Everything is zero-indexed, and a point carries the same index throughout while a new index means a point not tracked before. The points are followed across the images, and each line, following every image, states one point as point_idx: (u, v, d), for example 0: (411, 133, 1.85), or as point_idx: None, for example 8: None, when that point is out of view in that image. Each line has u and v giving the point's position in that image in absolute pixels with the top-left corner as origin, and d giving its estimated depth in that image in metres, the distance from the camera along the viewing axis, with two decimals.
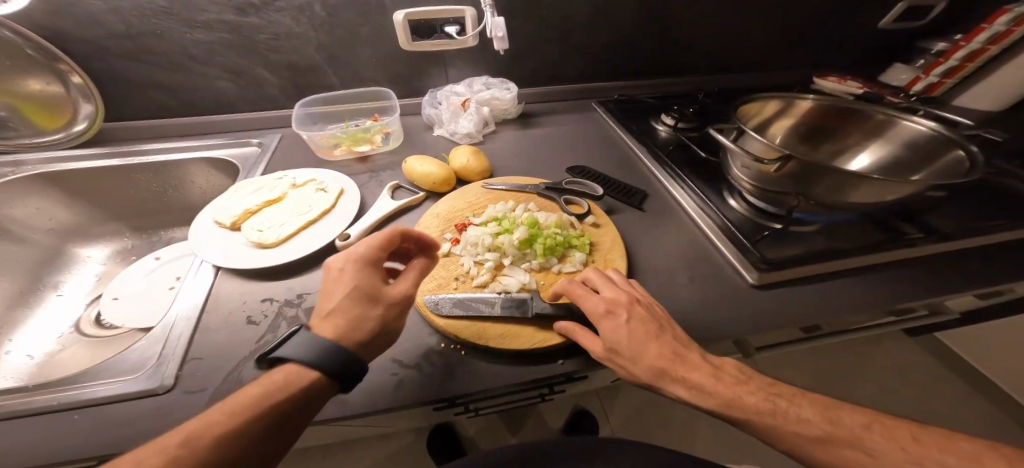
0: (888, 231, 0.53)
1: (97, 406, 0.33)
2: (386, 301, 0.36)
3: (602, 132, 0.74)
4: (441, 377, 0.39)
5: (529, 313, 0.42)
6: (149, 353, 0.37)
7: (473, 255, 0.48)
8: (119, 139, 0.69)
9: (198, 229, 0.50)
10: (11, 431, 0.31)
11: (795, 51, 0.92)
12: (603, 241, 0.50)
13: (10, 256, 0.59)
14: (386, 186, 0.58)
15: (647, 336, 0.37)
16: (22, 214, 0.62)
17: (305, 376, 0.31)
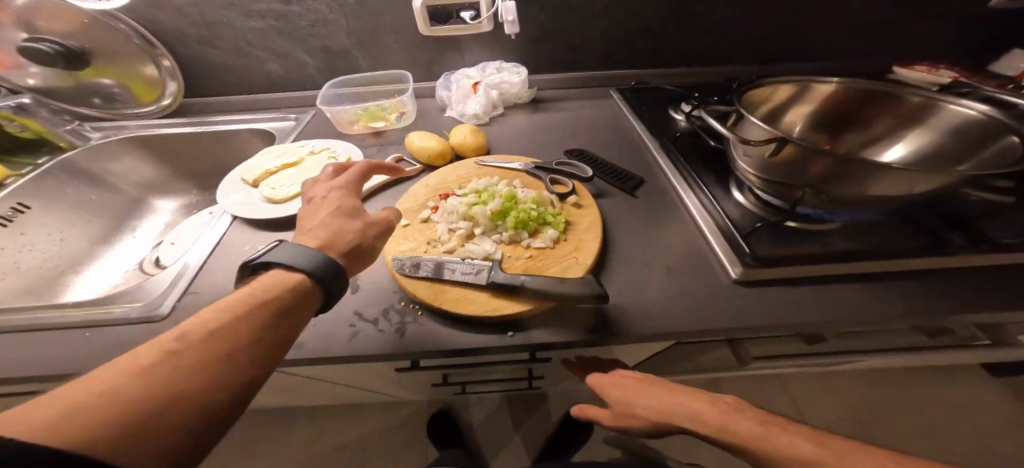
0: (926, 236, 0.45)
1: (113, 321, 0.41)
2: (365, 220, 0.40)
3: (614, 118, 0.69)
4: (392, 333, 0.42)
5: (484, 282, 0.43)
6: (160, 286, 0.45)
7: (449, 222, 0.50)
8: (197, 112, 0.82)
9: (231, 182, 0.59)
10: (54, 332, 0.40)
11: (863, 36, 0.80)
12: (580, 222, 0.49)
13: (104, 203, 0.74)
14: (389, 157, 0.63)
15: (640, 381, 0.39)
16: (119, 170, 0.77)
17: (293, 277, 0.32)
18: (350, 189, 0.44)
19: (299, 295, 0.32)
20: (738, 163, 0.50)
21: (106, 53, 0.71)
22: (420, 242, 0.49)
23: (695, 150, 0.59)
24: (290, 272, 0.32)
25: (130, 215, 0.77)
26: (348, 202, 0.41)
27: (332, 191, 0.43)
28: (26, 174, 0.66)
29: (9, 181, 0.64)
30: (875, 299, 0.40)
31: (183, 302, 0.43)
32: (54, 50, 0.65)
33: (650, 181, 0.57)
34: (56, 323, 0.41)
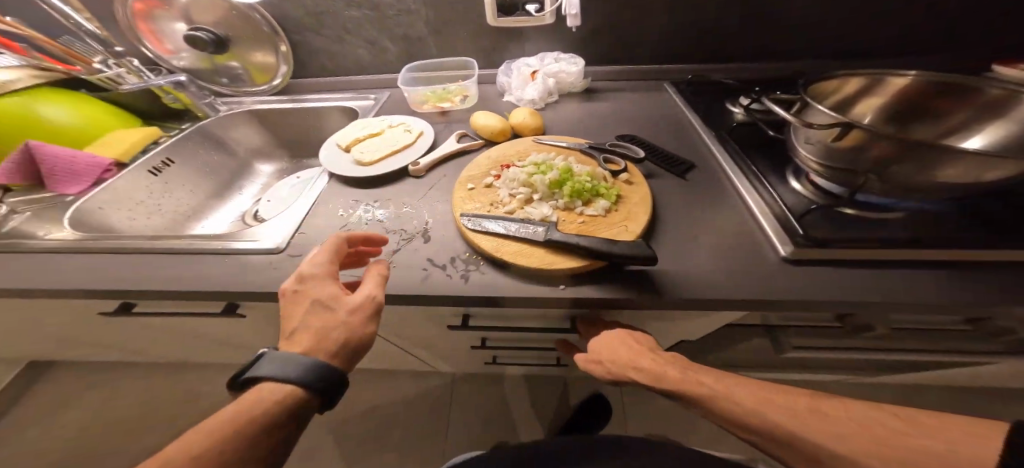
0: (993, 232, 0.44)
1: (246, 252, 0.55)
2: (345, 308, 0.40)
3: (666, 110, 0.70)
4: (457, 277, 0.48)
5: (544, 239, 0.47)
6: (279, 228, 0.58)
7: (510, 189, 0.56)
8: (298, 91, 0.96)
9: (329, 146, 0.71)
10: (210, 257, 0.56)
11: (950, 32, 0.75)
12: (631, 196, 0.53)
13: (222, 163, 0.92)
14: (455, 133, 0.70)
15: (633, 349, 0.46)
16: (236, 136, 0.95)
17: (283, 387, 0.35)
18: (324, 274, 0.42)
19: (295, 402, 0.35)
20: (797, 150, 0.50)
21: (240, 42, 0.85)
22: (484, 204, 0.55)
23: (752, 138, 0.60)
24: (279, 384, 0.35)
25: (239, 177, 0.95)
26: (325, 290, 0.41)
27: (308, 280, 0.42)
28: (173, 137, 0.84)
29: (161, 140, 0.84)
30: (930, 288, 0.41)
31: (293, 239, 0.57)
32: (209, 37, 0.80)
33: (703, 168, 0.58)
34: (213, 249, 0.56)
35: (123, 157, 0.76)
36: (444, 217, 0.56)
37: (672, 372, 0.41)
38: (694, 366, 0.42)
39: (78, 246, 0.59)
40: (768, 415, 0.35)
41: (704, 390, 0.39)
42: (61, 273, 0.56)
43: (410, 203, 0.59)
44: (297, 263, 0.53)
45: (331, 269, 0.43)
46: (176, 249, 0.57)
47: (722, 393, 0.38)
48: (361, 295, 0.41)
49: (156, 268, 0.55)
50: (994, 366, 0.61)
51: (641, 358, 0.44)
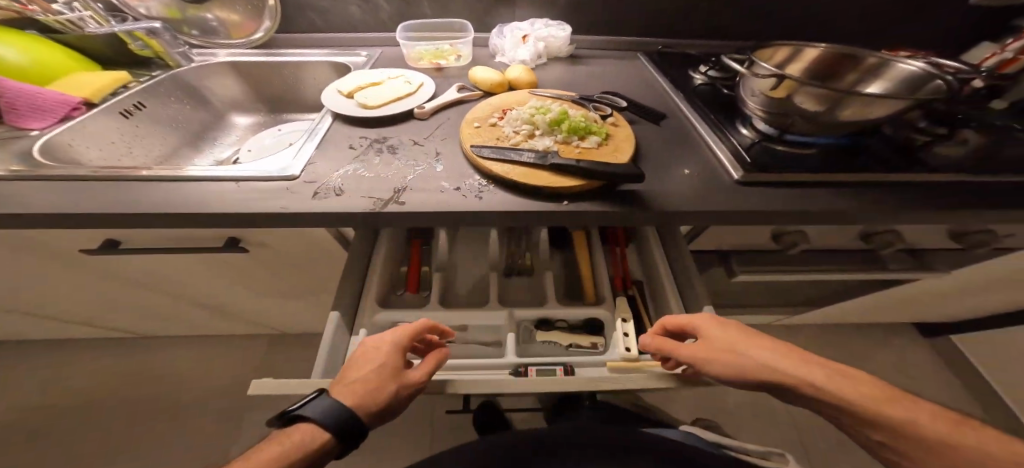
0: (888, 158, 0.57)
1: (259, 179, 0.57)
2: (403, 381, 0.45)
3: (642, 76, 0.80)
4: (471, 196, 0.54)
5: (549, 162, 0.55)
6: (288, 161, 0.61)
7: (514, 127, 0.63)
8: (280, 46, 0.96)
9: (329, 94, 0.74)
10: (221, 184, 0.57)
11: (868, 25, 0.94)
12: (617, 135, 0.62)
13: (199, 117, 0.92)
14: (453, 85, 0.75)
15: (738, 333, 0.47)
16: (214, 87, 0.94)
17: (321, 434, 0.40)
18: (400, 345, 0.48)
19: (323, 450, 0.40)
20: (748, 101, 0.62)
21: None
22: (490, 139, 0.61)
23: (712, 96, 0.72)
24: (319, 428, 0.40)
25: (215, 129, 0.94)
26: (394, 361, 0.46)
27: (382, 344, 0.47)
28: (144, 83, 0.83)
29: (131, 85, 0.82)
30: (844, 200, 0.52)
31: (306, 170, 0.59)
32: None
33: (674, 118, 0.69)
34: (221, 177, 0.58)
35: (93, 98, 0.75)
36: (452, 153, 0.62)
37: (781, 364, 0.43)
38: (796, 357, 0.44)
39: (57, 175, 0.56)
40: (892, 414, 0.39)
41: (817, 382, 0.42)
42: (49, 196, 0.54)
43: (418, 141, 0.65)
44: (314, 188, 0.56)
45: (406, 343, 0.48)
46: (179, 177, 0.58)
47: (843, 394, 0.40)
48: (416, 374, 0.47)
49: (157, 194, 0.55)
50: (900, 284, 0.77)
51: (744, 346, 0.46)
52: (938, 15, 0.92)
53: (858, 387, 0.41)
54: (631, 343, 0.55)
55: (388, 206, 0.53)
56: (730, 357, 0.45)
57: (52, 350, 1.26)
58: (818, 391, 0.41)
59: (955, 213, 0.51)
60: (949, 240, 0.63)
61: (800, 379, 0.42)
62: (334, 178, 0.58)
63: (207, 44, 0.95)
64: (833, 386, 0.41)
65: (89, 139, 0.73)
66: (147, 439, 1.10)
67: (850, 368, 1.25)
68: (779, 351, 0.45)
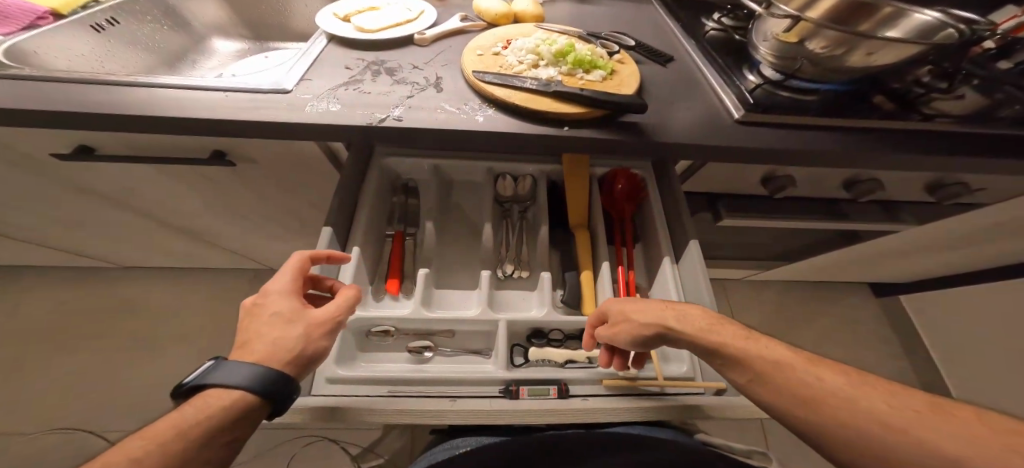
0: (888, 107, 0.58)
1: (244, 91, 0.54)
2: (306, 322, 0.42)
3: (653, 22, 0.79)
4: (472, 120, 0.53)
5: (551, 88, 0.53)
6: (280, 75, 0.57)
7: (518, 56, 0.61)
8: None
9: (323, 14, 0.70)
10: (201, 90, 0.53)
11: None
12: (623, 71, 0.61)
13: (178, 41, 0.86)
14: (456, 15, 0.72)
15: (635, 297, 0.49)
16: (197, 9, 0.89)
17: (229, 392, 0.36)
18: (286, 290, 0.44)
19: (241, 409, 0.36)
20: (759, 46, 0.62)
21: None
22: (493, 66, 0.60)
23: (722, 43, 0.71)
24: (224, 389, 0.36)
25: (196, 52, 0.88)
26: (287, 307, 0.42)
27: (271, 297, 0.44)
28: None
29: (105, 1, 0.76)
30: (840, 144, 0.54)
31: (299, 85, 0.56)
32: None
33: (682, 62, 0.68)
34: (203, 85, 0.54)
35: (63, 10, 0.71)
36: (454, 78, 0.60)
37: (656, 317, 0.46)
38: (686, 311, 0.46)
39: (17, 74, 0.51)
40: (786, 371, 0.37)
41: (682, 333, 0.44)
42: (11, 91, 0.49)
43: (417, 65, 0.62)
44: (308, 102, 0.54)
45: (294, 288, 0.44)
46: (158, 81, 0.53)
47: (721, 342, 0.41)
48: (321, 313, 0.43)
49: (133, 96, 0.51)
50: (873, 238, 0.81)
51: (637, 306, 0.48)
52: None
53: (760, 345, 0.40)
54: (631, 361, 0.54)
55: (387, 122, 0.51)
56: (621, 326, 0.48)
57: (19, 286, 1.21)
58: (706, 336, 0.43)
59: (943, 160, 0.53)
60: (931, 195, 0.66)
61: (679, 331, 0.44)
62: (329, 94, 0.56)
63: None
64: (725, 337, 0.42)
65: (57, 48, 0.68)
66: (126, 376, 1.09)
67: (821, 332, 1.32)
68: (670, 306, 0.47)
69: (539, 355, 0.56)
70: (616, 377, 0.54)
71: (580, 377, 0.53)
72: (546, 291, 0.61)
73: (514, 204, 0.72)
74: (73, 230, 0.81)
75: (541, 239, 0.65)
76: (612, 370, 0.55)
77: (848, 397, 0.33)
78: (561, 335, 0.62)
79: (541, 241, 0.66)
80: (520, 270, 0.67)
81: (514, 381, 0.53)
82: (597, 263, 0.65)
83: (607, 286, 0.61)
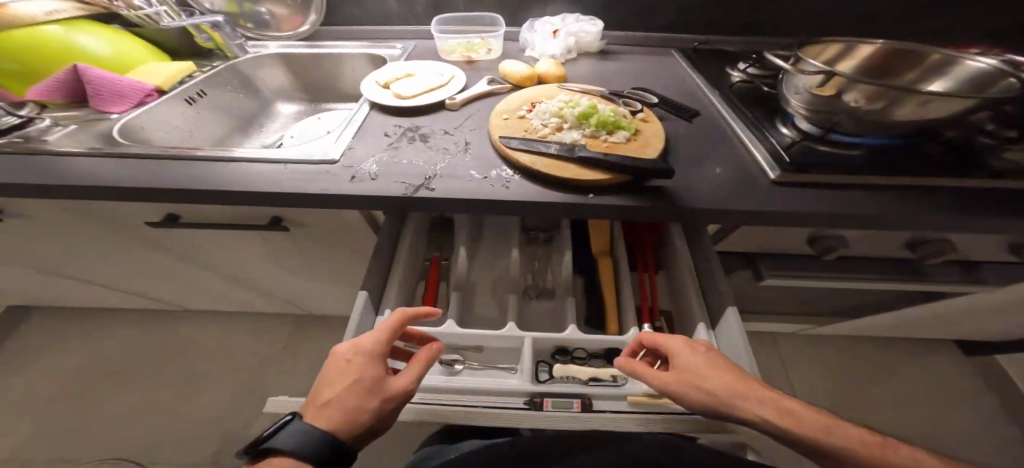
0: (943, 161, 0.54)
1: (298, 164, 0.60)
2: (386, 394, 0.44)
3: (681, 74, 0.84)
4: (502, 187, 0.55)
5: (575, 153, 0.56)
6: (328, 145, 0.63)
7: (543, 119, 0.64)
8: (325, 39, 1.01)
9: (366, 81, 0.77)
10: (261, 166, 0.60)
11: (930, 19, 0.89)
12: (647, 129, 0.61)
13: (246, 106, 0.97)
14: (484, 78, 0.78)
15: (707, 367, 0.47)
16: (263, 76, 1.00)
17: (295, 464, 0.38)
18: (378, 354, 0.46)
19: None
20: (787, 98, 0.60)
21: None
22: (518, 131, 0.62)
23: (749, 92, 0.74)
24: (293, 460, 0.38)
25: (263, 115, 1.00)
26: (371, 373, 0.44)
27: (360, 357, 0.46)
28: (206, 72, 0.89)
29: (196, 75, 0.89)
30: (891, 205, 0.50)
31: (345, 155, 0.62)
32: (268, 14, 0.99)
33: (707, 118, 0.69)
34: (265, 158, 0.60)
35: (163, 84, 0.82)
36: (482, 142, 0.64)
37: (717, 396, 0.44)
38: (745, 387, 0.45)
39: (124, 154, 0.61)
40: (828, 440, 0.41)
41: (739, 414, 0.44)
42: (117, 170, 0.58)
43: (449, 130, 0.67)
44: (351, 173, 0.58)
45: (383, 350, 0.47)
46: (230, 154, 0.61)
47: (775, 424, 0.42)
48: (401, 382, 0.45)
49: (208, 171, 0.59)
50: (943, 295, 0.72)
51: (699, 374, 0.46)
52: (998, 11, 0.86)
53: (800, 415, 0.43)
54: None
55: (417, 193, 0.54)
56: (663, 383, 0.48)
57: (110, 318, 1.39)
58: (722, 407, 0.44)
59: (1016, 221, 0.48)
60: (1008, 253, 0.59)
61: (738, 412, 0.44)
62: (370, 163, 0.60)
63: (258, 36, 1.02)
64: (729, 403, 0.44)
65: (155, 122, 0.78)
66: (187, 405, 1.19)
67: (892, 388, 1.18)
68: (731, 379, 0.46)
69: (565, 372, 0.55)
70: (639, 394, 0.54)
71: (605, 393, 0.53)
72: (571, 313, 0.61)
73: (539, 232, 0.74)
74: (153, 277, 0.92)
75: (566, 263, 0.65)
76: (636, 387, 0.55)
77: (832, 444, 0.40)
78: (585, 353, 0.60)
79: (566, 263, 0.66)
80: (545, 294, 0.68)
81: (538, 392, 0.53)
82: (622, 288, 0.64)
83: (629, 303, 0.61)
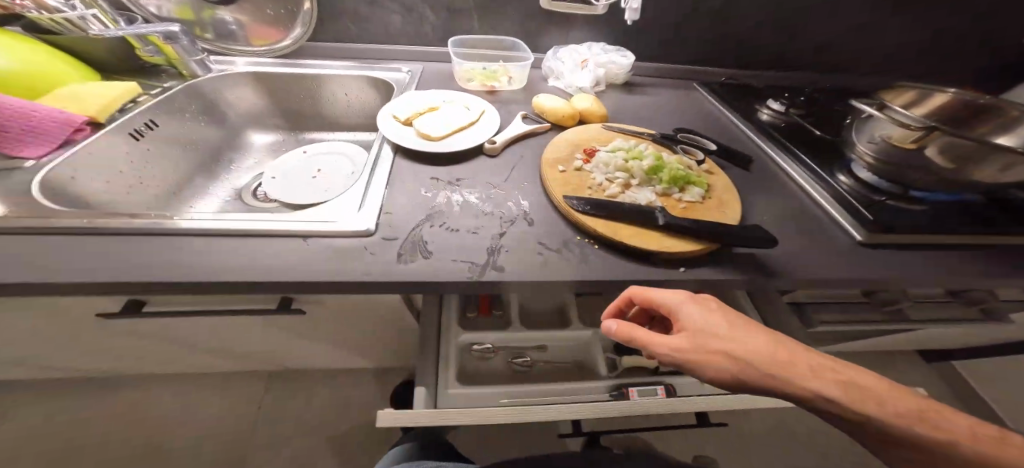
0: (990, 219, 0.56)
1: (323, 237, 0.46)
2: None
3: (713, 111, 0.84)
4: (584, 262, 0.48)
5: (658, 221, 0.50)
6: (352, 203, 0.51)
7: (605, 173, 0.57)
8: (310, 56, 0.85)
9: (382, 114, 0.64)
10: (269, 239, 0.45)
11: (913, 65, 0.96)
12: (716, 184, 0.58)
13: (210, 135, 0.79)
14: (516, 114, 0.70)
15: (721, 323, 0.39)
16: (230, 98, 0.82)
17: None
18: None
19: None
20: (856, 142, 0.61)
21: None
22: (581, 187, 0.55)
23: (790, 135, 0.75)
24: None
25: (233, 149, 0.82)
26: None
27: None
28: (156, 96, 0.70)
29: (141, 99, 0.69)
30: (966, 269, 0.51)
31: (381, 222, 0.49)
32: (233, 23, 0.82)
33: (760, 168, 0.67)
34: (274, 232, 0.46)
35: (100, 116, 0.61)
36: (540, 201, 0.56)
37: (739, 358, 0.37)
38: (768, 344, 0.38)
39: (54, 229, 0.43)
40: (872, 402, 0.34)
41: (766, 377, 0.36)
42: (45, 256, 0.40)
43: (496, 185, 0.57)
44: (397, 248, 0.47)
45: None
46: (215, 225, 0.45)
47: (810, 387, 0.35)
48: None
49: (189, 254, 0.42)
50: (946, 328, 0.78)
51: (713, 333, 0.38)
52: (967, 58, 0.95)
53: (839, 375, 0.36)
54: None
55: (487, 274, 0.45)
56: (675, 353, 0.39)
57: None
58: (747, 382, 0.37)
59: None
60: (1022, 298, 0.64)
61: (763, 375, 0.36)
62: (416, 232, 0.49)
63: (223, 49, 0.85)
64: (756, 374, 0.37)
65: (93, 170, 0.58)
66: None
67: None
68: (750, 335, 0.38)
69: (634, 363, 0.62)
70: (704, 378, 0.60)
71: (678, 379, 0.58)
72: None
73: None
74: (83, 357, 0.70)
75: None
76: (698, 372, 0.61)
77: (881, 412, 0.34)
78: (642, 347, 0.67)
79: None
80: None
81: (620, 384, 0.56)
82: None
83: None
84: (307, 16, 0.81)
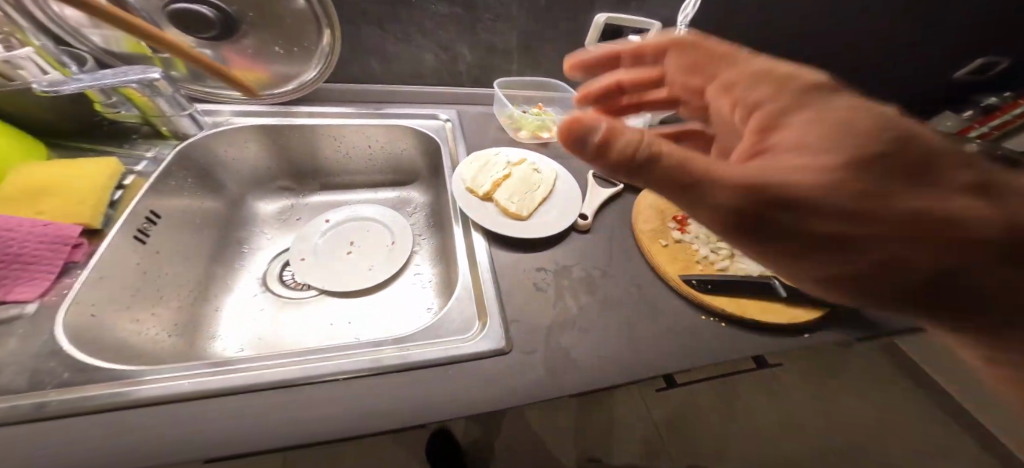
0: None
1: (459, 363, 0.40)
2: None
3: None
4: (719, 344, 0.47)
5: (781, 293, 0.50)
6: (463, 311, 0.46)
7: (707, 243, 0.57)
8: (323, 99, 0.72)
9: (456, 190, 0.58)
10: (399, 379, 0.39)
11: None
12: None
13: (211, 210, 0.65)
14: (588, 174, 0.67)
15: (820, 133, 0.28)
16: (231, 158, 0.67)
17: None
18: None
19: None
20: None
21: (261, 33, 0.57)
22: (689, 261, 0.54)
23: None
24: None
25: (238, 224, 0.69)
26: None
27: None
28: (149, 175, 0.54)
29: (128, 180, 0.53)
30: None
31: (512, 332, 0.44)
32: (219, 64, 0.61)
33: None
34: (399, 366, 0.39)
35: (95, 222, 0.46)
36: (651, 279, 0.53)
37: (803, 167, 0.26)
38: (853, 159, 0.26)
39: (145, 400, 0.34)
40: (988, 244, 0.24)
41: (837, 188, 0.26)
42: (140, 447, 0.32)
43: (603, 267, 0.53)
44: (543, 364, 0.42)
45: None
46: (338, 372, 0.38)
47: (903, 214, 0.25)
48: None
49: (317, 412, 0.36)
50: None
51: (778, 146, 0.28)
52: None
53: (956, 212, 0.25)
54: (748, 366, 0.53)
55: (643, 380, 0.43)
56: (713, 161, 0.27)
57: None
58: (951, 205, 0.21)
59: None
60: None
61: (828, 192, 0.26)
62: (553, 339, 0.44)
63: (203, 94, 0.65)
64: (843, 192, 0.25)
65: (96, 293, 0.44)
66: None
67: None
68: (833, 144, 0.27)
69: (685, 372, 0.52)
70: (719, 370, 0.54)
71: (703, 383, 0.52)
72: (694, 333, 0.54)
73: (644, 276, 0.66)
74: None
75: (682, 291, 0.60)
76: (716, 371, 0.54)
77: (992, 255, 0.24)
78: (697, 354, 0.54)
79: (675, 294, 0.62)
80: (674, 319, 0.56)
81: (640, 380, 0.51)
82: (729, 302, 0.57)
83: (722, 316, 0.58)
84: (325, 51, 0.63)
